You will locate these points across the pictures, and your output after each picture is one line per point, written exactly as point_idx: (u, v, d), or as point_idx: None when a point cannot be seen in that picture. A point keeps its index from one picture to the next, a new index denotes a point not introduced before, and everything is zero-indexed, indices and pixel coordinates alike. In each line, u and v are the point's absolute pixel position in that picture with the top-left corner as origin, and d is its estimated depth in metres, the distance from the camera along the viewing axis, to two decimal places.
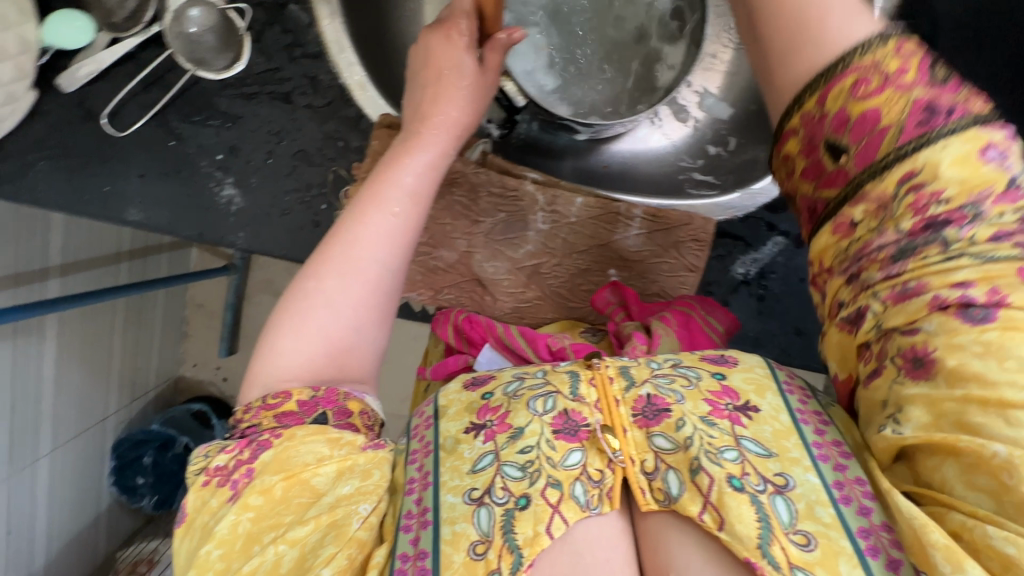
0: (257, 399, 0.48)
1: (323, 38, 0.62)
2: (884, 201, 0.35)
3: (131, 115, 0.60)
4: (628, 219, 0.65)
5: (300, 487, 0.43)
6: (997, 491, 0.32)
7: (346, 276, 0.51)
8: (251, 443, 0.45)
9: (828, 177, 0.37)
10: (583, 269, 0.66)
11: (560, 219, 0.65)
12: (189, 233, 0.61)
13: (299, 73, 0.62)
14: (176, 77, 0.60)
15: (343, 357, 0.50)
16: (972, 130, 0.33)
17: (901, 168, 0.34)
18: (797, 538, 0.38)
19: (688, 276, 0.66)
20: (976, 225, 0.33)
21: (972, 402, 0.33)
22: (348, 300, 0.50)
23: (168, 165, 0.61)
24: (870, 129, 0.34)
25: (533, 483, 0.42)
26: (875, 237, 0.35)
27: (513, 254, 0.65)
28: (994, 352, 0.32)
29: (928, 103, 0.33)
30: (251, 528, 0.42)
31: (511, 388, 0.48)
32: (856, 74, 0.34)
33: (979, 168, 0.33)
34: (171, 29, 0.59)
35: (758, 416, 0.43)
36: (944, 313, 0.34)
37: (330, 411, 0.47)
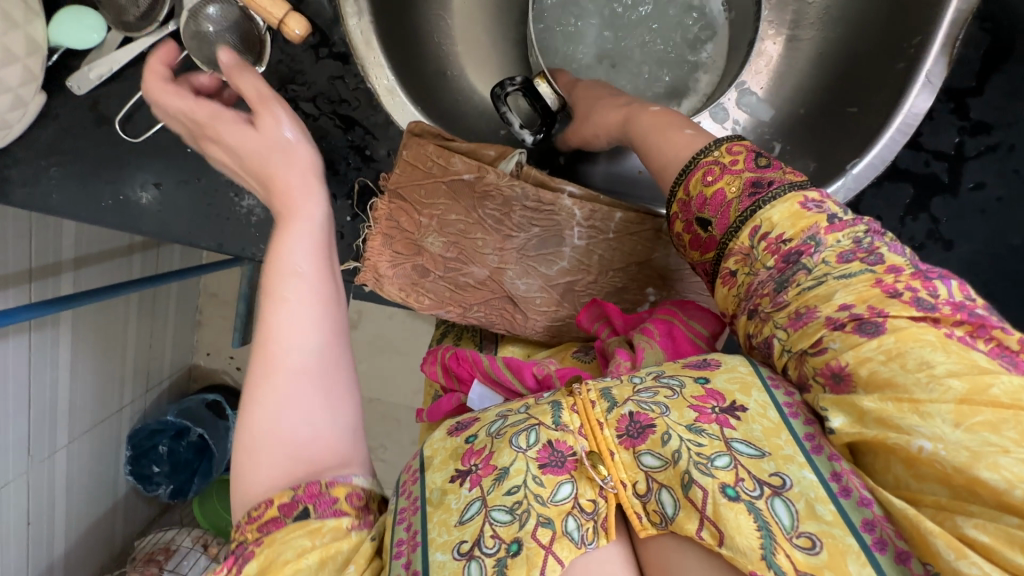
0: (242, 513, 0.41)
1: (350, 38, 0.57)
2: (747, 251, 0.45)
3: (147, 119, 0.57)
4: (669, 237, 0.62)
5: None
6: (943, 476, 0.32)
7: (274, 386, 0.42)
8: (237, 558, 0.40)
9: (706, 242, 0.49)
10: (618, 287, 0.63)
11: (597, 235, 0.61)
12: (208, 244, 0.58)
13: (324, 76, 0.57)
14: None
15: (296, 439, 0.41)
16: (790, 194, 0.44)
17: (748, 227, 0.45)
18: (801, 541, 0.34)
19: None
20: (822, 251, 0.41)
21: (888, 402, 0.34)
22: (280, 399, 0.42)
23: (186, 173, 0.57)
24: (723, 204, 0.47)
25: (523, 525, 0.38)
26: (756, 278, 0.44)
27: (545, 270, 0.62)
28: (897, 358, 0.35)
29: (754, 181, 0.46)
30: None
31: (494, 427, 0.44)
32: (705, 168, 0.49)
33: (803, 213, 0.43)
34: (187, 28, 0.53)
35: (746, 415, 0.39)
36: (843, 331, 0.38)
37: (310, 505, 0.40)
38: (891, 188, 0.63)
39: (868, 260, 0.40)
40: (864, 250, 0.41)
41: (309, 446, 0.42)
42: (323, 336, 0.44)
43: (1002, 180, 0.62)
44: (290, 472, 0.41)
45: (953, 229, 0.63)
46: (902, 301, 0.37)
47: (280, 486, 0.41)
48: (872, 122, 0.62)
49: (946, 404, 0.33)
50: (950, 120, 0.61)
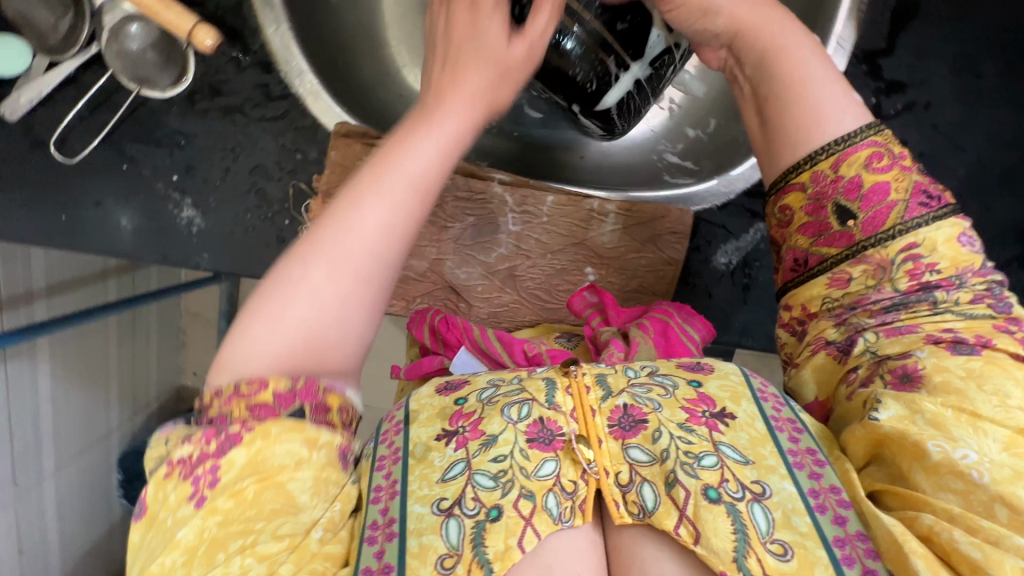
0: (229, 384, 0.40)
1: (270, 46, 0.58)
2: (884, 265, 0.43)
3: (81, 140, 0.58)
4: (601, 216, 0.63)
5: (274, 491, 0.38)
6: (963, 489, 0.36)
7: (334, 272, 0.40)
8: (219, 435, 0.39)
9: (829, 237, 0.45)
10: (559, 269, 0.64)
11: (532, 220, 0.63)
12: (152, 258, 0.60)
13: (250, 84, 0.58)
14: (122, 97, 0.58)
15: (325, 331, 0.40)
16: (952, 218, 0.43)
17: (905, 240, 0.43)
18: (774, 547, 0.37)
19: (667, 269, 0.64)
20: (960, 290, 0.42)
21: (948, 408, 0.37)
22: (338, 279, 0.40)
23: (125, 190, 0.59)
24: (883, 190, 0.44)
25: (505, 494, 0.40)
26: (873, 293, 0.44)
27: (485, 258, 0.63)
28: (975, 377, 0.38)
29: (922, 189, 0.44)
30: (217, 534, 0.37)
31: (486, 395, 0.46)
32: (873, 150, 0.44)
33: (960, 250, 0.43)
34: (110, 48, 0.55)
35: (734, 423, 0.43)
36: (936, 345, 0.40)
37: (308, 406, 0.40)
38: None
39: (996, 306, 0.41)
40: (995, 297, 0.42)
41: (324, 346, 0.40)
42: (403, 244, 0.43)
43: (922, 136, 0.63)
44: (285, 364, 0.40)
45: None
46: (1011, 338, 0.40)
47: (270, 368, 0.40)
48: None
49: (1003, 428, 0.36)
50: (865, 81, 0.62)
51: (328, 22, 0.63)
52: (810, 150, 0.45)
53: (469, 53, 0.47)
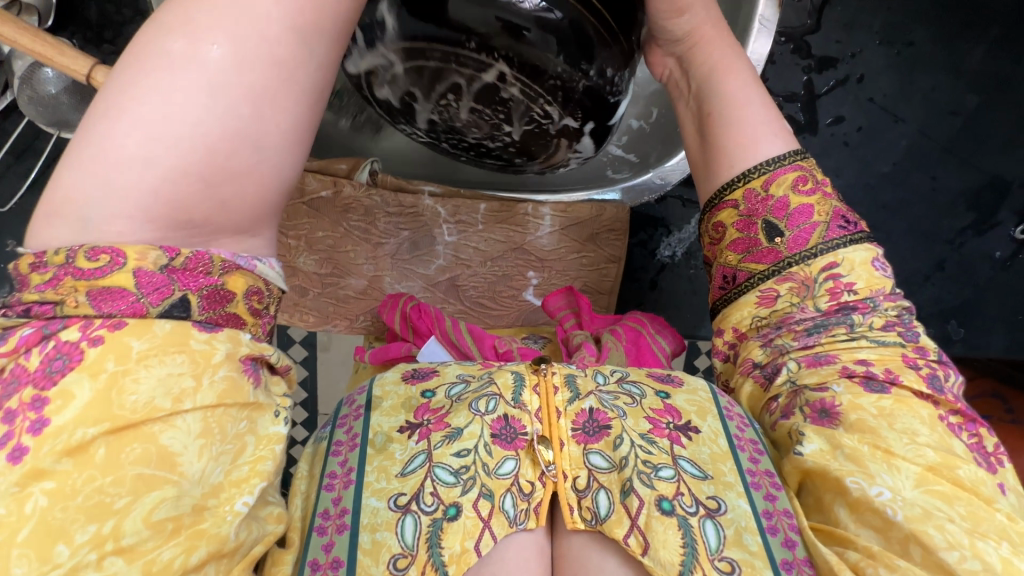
0: (58, 249, 0.26)
1: None
2: (808, 282, 0.39)
3: (9, 187, 0.59)
4: (537, 218, 0.63)
5: (140, 446, 0.25)
6: (881, 526, 0.34)
7: (231, 41, 0.27)
8: (44, 343, 0.25)
9: (758, 254, 0.40)
10: (501, 275, 0.64)
11: (468, 229, 0.63)
12: None
13: None
14: (44, 142, 0.58)
15: (231, 154, 0.28)
16: (869, 242, 0.40)
17: (826, 259, 0.39)
18: (722, 565, 0.35)
19: (609, 267, 0.64)
20: (873, 314, 0.39)
21: (865, 445, 0.35)
22: (233, 62, 0.27)
23: None
24: (811, 212, 0.39)
25: (464, 492, 0.38)
26: (797, 312, 0.39)
27: (424, 270, 0.63)
28: (886, 415, 0.36)
29: (844, 214, 0.40)
30: (51, 510, 0.24)
31: (454, 391, 0.43)
32: (799, 172, 0.40)
33: (876, 274, 0.39)
34: (23, 94, 0.54)
35: (697, 437, 0.40)
36: (850, 380, 0.37)
37: (195, 296, 0.28)
38: None
39: (905, 335, 0.39)
40: (905, 326, 0.39)
41: (229, 183, 0.28)
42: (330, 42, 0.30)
43: (858, 110, 0.63)
44: (167, 220, 0.27)
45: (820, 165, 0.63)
46: (917, 374, 0.37)
47: (143, 233, 0.27)
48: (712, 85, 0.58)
49: (916, 466, 0.34)
50: (792, 61, 0.62)
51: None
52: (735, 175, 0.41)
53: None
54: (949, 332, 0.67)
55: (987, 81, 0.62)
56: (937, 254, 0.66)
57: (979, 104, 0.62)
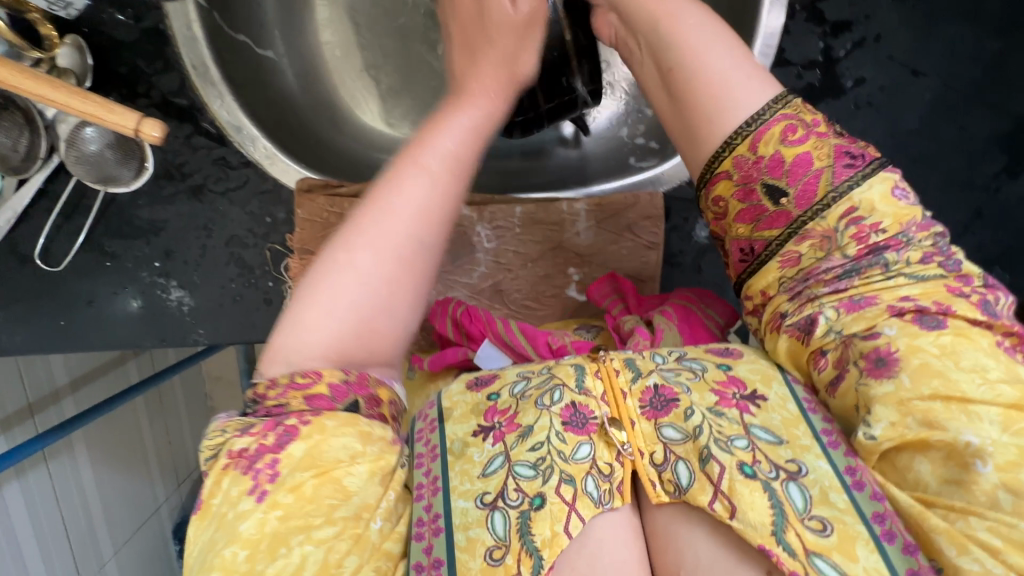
0: (282, 373, 0.38)
1: (218, 121, 0.59)
2: (828, 235, 0.41)
3: (63, 247, 0.60)
4: (573, 215, 0.63)
5: (332, 486, 0.36)
6: (967, 480, 0.35)
7: (380, 248, 0.39)
8: (277, 426, 0.37)
9: (769, 220, 0.43)
10: (542, 275, 0.65)
11: (505, 233, 0.64)
12: (152, 342, 0.63)
13: (208, 160, 0.60)
14: (91, 199, 0.59)
15: (378, 312, 0.39)
16: (881, 173, 0.41)
17: (842, 206, 0.41)
18: (813, 524, 0.36)
19: (650, 254, 0.64)
20: (909, 249, 0.40)
21: (938, 399, 0.36)
22: (372, 258, 0.39)
23: (113, 285, 0.61)
24: (804, 161, 0.41)
25: (546, 480, 0.40)
26: (825, 262, 0.41)
27: (468, 279, 0.64)
28: (949, 354, 0.37)
29: (842, 151, 0.42)
30: (278, 528, 0.35)
31: (518, 389, 0.45)
32: (785, 122, 0.41)
33: (898, 204, 0.41)
34: (69, 155, 0.56)
35: (766, 404, 0.41)
36: (902, 319, 0.39)
37: (362, 398, 0.39)
38: None
39: (945, 264, 0.40)
40: (945, 256, 0.41)
41: (377, 332, 0.39)
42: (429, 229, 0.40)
43: (879, 70, 0.63)
44: (335, 360, 0.39)
45: (847, 130, 0.64)
46: (969, 302, 0.39)
47: (324, 362, 0.38)
48: None
49: (996, 407, 0.35)
50: (807, 28, 0.62)
51: (273, 77, 0.62)
52: (727, 136, 0.42)
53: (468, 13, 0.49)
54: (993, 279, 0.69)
55: (1007, 25, 0.62)
56: (974, 202, 0.67)
57: (1000, 50, 0.62)
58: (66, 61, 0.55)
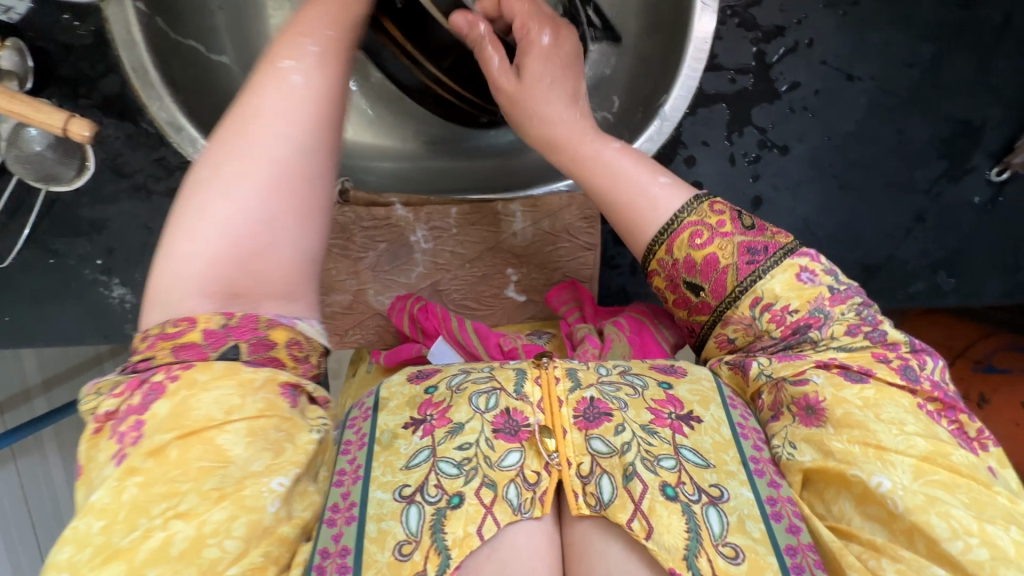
0: (156, 324, 0.37)
1: (157, 122, 0.60)
2: (749, 321, 0.46)
3: (6, 244, 0.62)
4: (508, 216, 0.64)
5: (201, 448, 0.34)
6: (885, 518, 0.38)
7: (246, 160, 0.39)
8: (143, 386, 0.36)
9: (697, 307, 0.49)
10: (481, 275, 0.65)
11: (442, 234, 0.64)
12: (95, 338, 0.64)
13: (149, 160, 0.61)
14: (34, 197, 0.61)
15: (255, 234, 0.38)
16: (787, 262, 0.46)
17: (750, 296, 0.46)
18: (726, 550, 0.37)
19: (586, 255, 0.65)
20: (830, 324, 0.45)
21: (856, 444, 0.39)
22: (240, 173, 0.38)
23: (56, 283, 0.63)
24: (711, 260, 0.47)
25: (468, 481, 0.40)
26: (758, 341, 0.46)
27: (405, 279, 0.65)
28: (871, 406, 0.41)
29: (747, 245, 0.47)
30: (138, 496, 0.33)
31: (455, 381, 0.46)
32: (692, 229, 0.47)
33: (803, 287, 0.45)
34: (10, 155, 0.58)
35: (699, 426, 0.42)
36: (829, 372, 0.43)
37: (243, 343, 0.37)
38: (707, 112, 0.64)
39: (871, 336, 0.45)
40: (870, 326, 0.45)
41: (260, 257, 0.38)
42: (297, 131, 0.40)
43: (813, 74, 0.63)
44: (220, 294, 0.37)
45: (782, 133, 0.65)
46: (889, 368, 0.43)
47: (205, 305, 0.37)
48: (671, 60, 0.63)
49: (908, 458, 0.39)
50: (739, 33, 0.62)
51: (218, 81, 0.64)
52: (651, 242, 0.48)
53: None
54: (939, 284, 0.68)
55: (939, 30, 0.62)
56: (915, 206, 0.67)
57: (933, 54, 0.63)
58: (7, 63, 0.56)
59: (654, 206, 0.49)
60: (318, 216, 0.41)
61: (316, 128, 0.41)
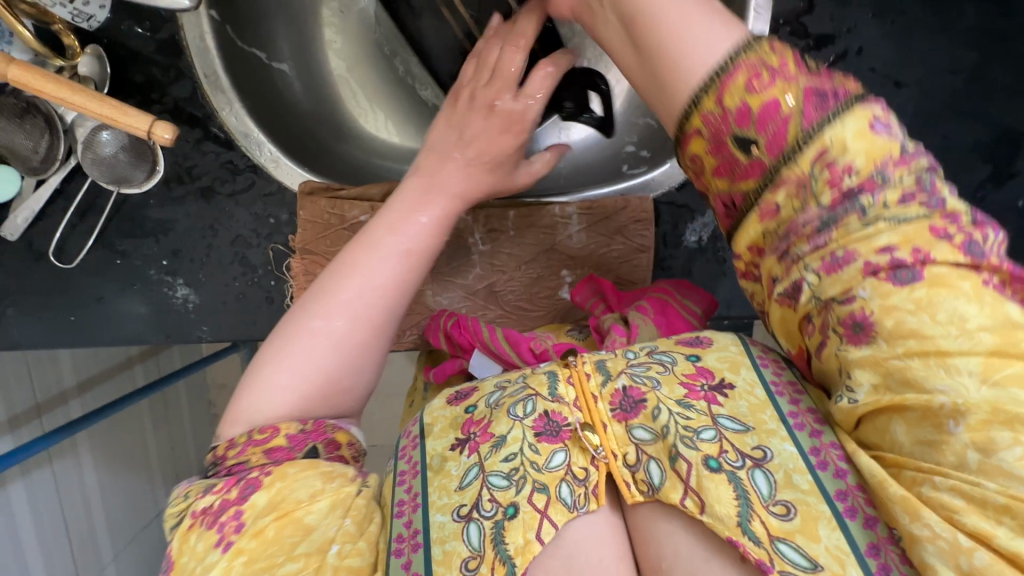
0: (241, 435, 0.45)
1: (227, 126, 0.62)
2: (804, 181, 0.36)
3: (75, 246, 0.63)
4: (565, 219, 0.66)
5: (292, 526, 0.41)
6: (938, 440, 0.32)
7: (332, 317, 0.49)
8: (239, 481, 0.43)
9: (743, 171, 0.38)
10: (536, 277, 0.67)
11: (499, 236, 0.66)
12: (158, 338, 0.65)
13: (216, 164, 0.63)
14: (105, 200, 0.62)
15: (336, 378, 0.48)
16: (857, 109, 0.35)
17: (813, 148, 0.35)
18: (777, 509, 0.37)
19: (641, 256, 0.66)
20: (886, 190, 0.34)
21: (914, 356, 0.32)
22: (331, 323, 0.48)
23: (122, 283, 0.64)
24: (772, 104, 0.36)
25: (520, 490, 0.41)
26: (801, 215, 0.36)
27: (463, 280, 0.66)
28: (925, 308, 0.32)
29: (814, 90, 0.36)
30: (243, 572, 0.39)
31: (493, 399, 0.47)
32: (747, 68, 0.37)
33: (874, 139, 0.35)
34: (86, 157, 0.59)
35: (733, 393, 0.42)
36: (876, 278, 0.33)
37: (320, 444, 0.46)
38: None
39: (928, 203, 0.34)
40: (927, 193, 0.34)
41: (338, 392, 0.48)
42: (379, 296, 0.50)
43: (862, 81, 0.65)
44: (301, 408, 0.47)
45: None
46: (951, 246, 0.33)
47: (288, 415, 0.46)
48: None
49: (975, 357, 0.31)
50: (791, 41, 0.64)
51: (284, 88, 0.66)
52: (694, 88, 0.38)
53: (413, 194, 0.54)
54: None
55: (984, 38, 0.64)
56: None
57: (979, 61, 0.64)
58: (86, 69, 0.58)
59: (701, 47, 0.38)
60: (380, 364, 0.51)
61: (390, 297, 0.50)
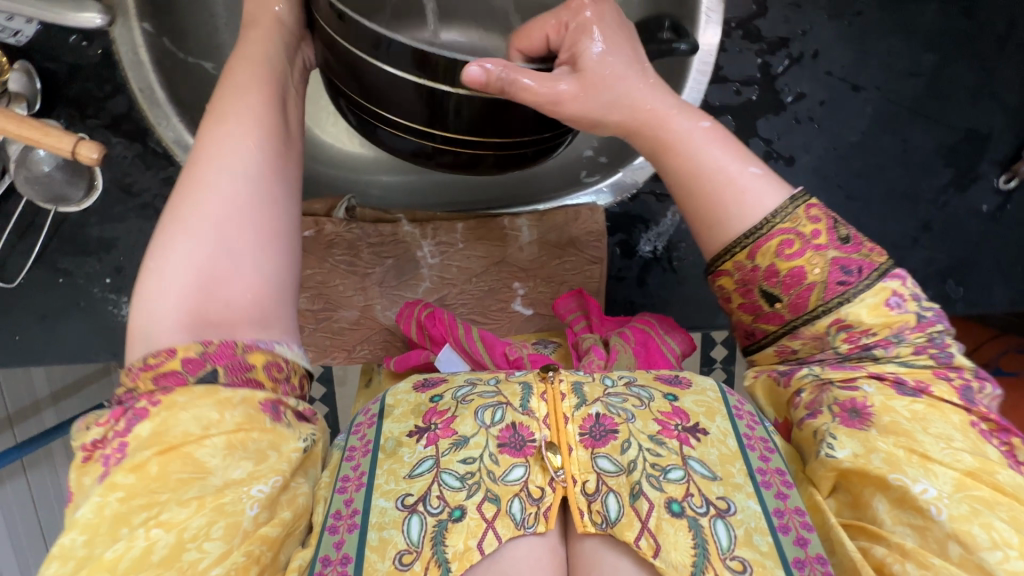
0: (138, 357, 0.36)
1: (164, 142, 0.61)
2: (820, 336, 0.43)
3: (16, 265, 0.62)
4: (515, 230, 0.65)
5: (179, 462, 0.34)
6: (921, 525, 0.36)
7: (204, 195, 0.38)
8: (127, 410, 0.36)
9: (767, 316, 0.44)
10: (487, 290, 0.65)
11: (449, 249, 0.65)
12: (104, 355, 0.64)
13: (157, 180, 0.62)
14: (44, 218, 0.61)
15: (225, 264, 0.37)
16: (878, 285, 0.42)
17: (831, 316, 0.42)
18: (733, 564, 0.36)
19: (593, 268, 0.65)
20: (898, 346, 0.42)
21: (901, 449, 0.38)
22: (195, 208, 0.37)
23: (65, 301, 0.63)
24: (798, 272, 0.42)
25: (470, 495, 0.39)
26: (818, 355, 0.43)
27: (412, 294, 0.65)
28: (919, 419, 0.39)
29: (841, 263, 0.42)
30: (119, 509, 0.33)
31: (461, 392, 0.44)
32: (782, 236, 0.42)
33: (889, 314, 0.42)
34: (20, 175, 0.58)
35: (706, 438, 0.41)
36: (881, 382, 0.41)
37: (221, 367, 0.36)
38: None
39: (937, 356, 0.42)
40: (936, 347, 0.42)
41: (224, 282, 0.37)
42: (247, 163, 0.40)
43: (818, 86, 0.63)
44: (195, 326, 0.36)
45: (787, 144, 0.65)
46: (949, 386, 0.41)
47: (185, 340, 0.36)
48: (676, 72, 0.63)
49: (952, 470, 0.37)
50: (742, 46, 0.62)
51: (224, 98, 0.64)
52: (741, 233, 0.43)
53: (235, 64, 0.45)
54: (947, 292, 0.68)
55: (944, 39, 0.62)
56: (922, 215, 0.66)
57: (938, 63, 0.63)
58: (17, 86, 0.57)
59: (748, 188, 0.43)
60: (280, 242, 0.39)
61: (262, 159, 0.41)
